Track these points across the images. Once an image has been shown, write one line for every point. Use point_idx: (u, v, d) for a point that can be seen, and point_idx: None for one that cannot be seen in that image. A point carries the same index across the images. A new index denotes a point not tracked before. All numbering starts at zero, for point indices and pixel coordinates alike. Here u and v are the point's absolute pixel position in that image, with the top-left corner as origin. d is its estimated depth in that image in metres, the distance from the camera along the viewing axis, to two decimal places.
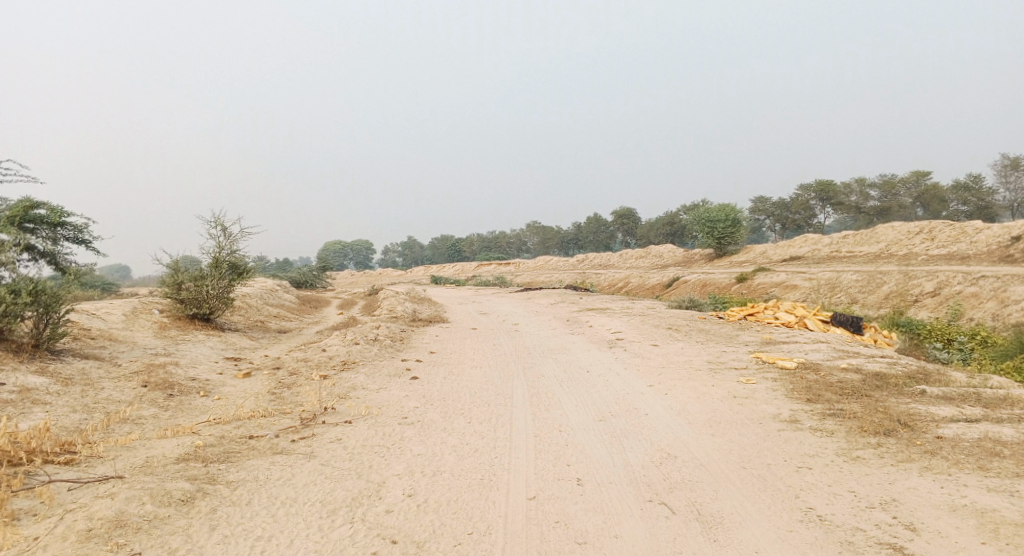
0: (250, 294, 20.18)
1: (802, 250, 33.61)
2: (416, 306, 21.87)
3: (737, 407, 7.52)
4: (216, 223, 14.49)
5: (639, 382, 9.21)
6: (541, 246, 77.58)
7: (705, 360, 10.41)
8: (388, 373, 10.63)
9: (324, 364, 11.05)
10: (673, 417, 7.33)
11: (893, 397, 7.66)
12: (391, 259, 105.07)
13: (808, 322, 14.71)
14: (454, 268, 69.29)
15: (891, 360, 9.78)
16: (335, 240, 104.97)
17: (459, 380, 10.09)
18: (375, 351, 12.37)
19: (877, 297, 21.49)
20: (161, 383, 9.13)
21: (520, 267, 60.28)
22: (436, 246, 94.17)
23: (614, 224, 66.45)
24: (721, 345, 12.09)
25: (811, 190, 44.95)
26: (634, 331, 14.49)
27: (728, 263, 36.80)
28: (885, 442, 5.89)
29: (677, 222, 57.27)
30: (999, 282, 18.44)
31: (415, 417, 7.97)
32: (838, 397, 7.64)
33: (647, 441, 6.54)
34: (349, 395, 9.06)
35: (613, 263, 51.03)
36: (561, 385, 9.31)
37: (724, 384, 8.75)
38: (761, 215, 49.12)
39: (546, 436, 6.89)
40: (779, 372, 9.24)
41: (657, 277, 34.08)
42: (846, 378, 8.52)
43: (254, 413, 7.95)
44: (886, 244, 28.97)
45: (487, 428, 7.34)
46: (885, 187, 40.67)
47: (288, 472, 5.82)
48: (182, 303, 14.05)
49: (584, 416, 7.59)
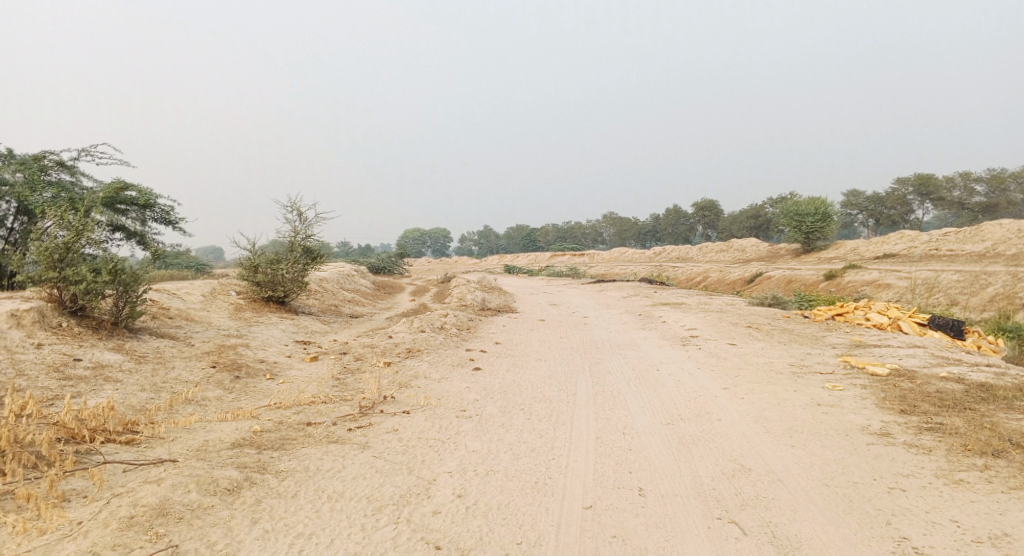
0: (326, 279, 20.69)
1: (897, 247, 31.23)
2: (487, 295, 21.79)
3: (821, 416, 6.84)
4: (292, 208, 14.84)
5: (713, 384, 8.62)
6: (616, 237, 76.31)
7: (786, 363, 9.66)
8: (451, 363, 10.51)
9: (388, 351, 11.04)
10: (748, 424, 6.76)
11: (1002, 411, 6.72)
12: (466, 248, 106.40)
13: (903, 324, 13.47)
14: (528, 258, 69.34)
15: (999, 369, 8.70)
16: (414, 229, 107.36)
17: (522, 373, 9.81)
18: (439, 340, 12.27)
19: (981, 299, 19.58)
20: (230, 365, 9.39)
21: (595, 258, 59.51)
22: (511, 236, 94.52)
23: (693, 217, 64.36)
24: (804, 347, 11.22)
25: (909, 184, 41.79)
26: (709, 329, 13.75)
27: (814, 259, 34.78)
28: (995, 465, 5.02)
29: (761, 216, 54.75)
30: None
31: (473, 410, 7.75)
32: (936, 408, 6.79)
33: (719, 449, 6.03)
34: (410, 384, 8.96)
35: (691, 256, 49.41)
36: (628, 384, 8.86)
37: (807, 390, 8.03)
38: (852, 209, 46.14)
39: (607, 439, 6.49)
40: (869, 379, 8.41)
41: (736, 271, 32.63)
42: (947, 388, 7.60)
43: (314, 399, 7.98)
44: (995, 242, 26.42)
45: (546, 426, 7.02)
46: (994, 182, 37.23)
47: (338, 463, 5.73)
48: (258, 286, 14.49)
49: (651, 418, 7.14)
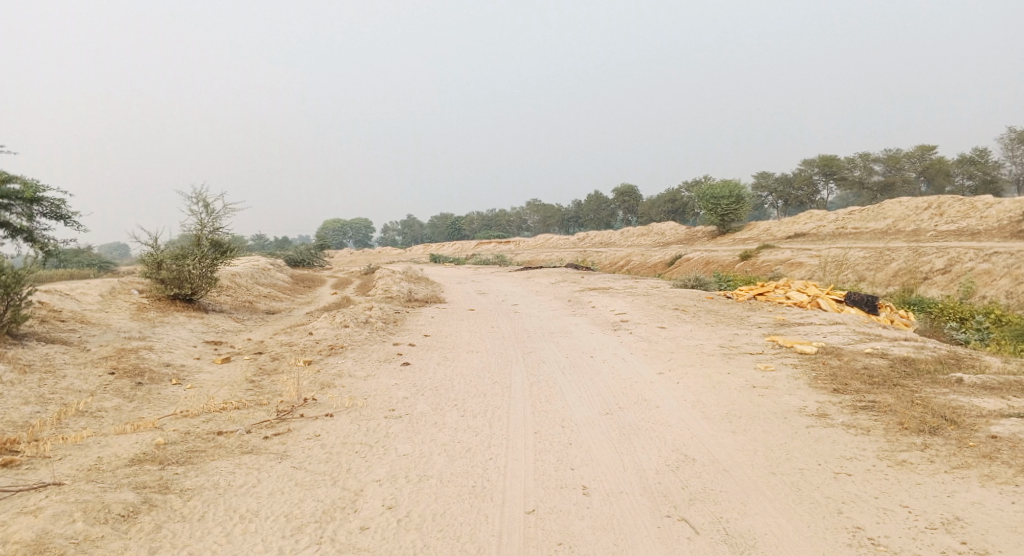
0: (240, 274, 19.43)
1: (806, 227, 32.73)
2: (413, 286, 21.14)
3: (758, 399, 6.80)
4: (198, 199, 13.71)
5: (648, 369, 8.51)
6: (541, 223, 76.68)
7: (718, 345, 9.70)
8: (378, 358, 9.95)
9: (309, 349, 10.34)
10: (687, 410, 6.65)
11: (927, 384, 6.88)
12: (390, 238, 104.30)
13: (821, 301, 13.94)
14: (454, 246, 68.65)
15: (917, 343, 9.01)
16: (335, 220, 104.15)
17: (454, 367, 9.38)
18: (364, 334, 11.64)
19: (885, 274, 20.69)
20: (131, 370, 8.47)
21: (521, 245, 59.54)
22: (436, 224, 93.35)
23: (615, 201, 65.48)
24: (733, 327, 11.35)
25: (814, 165, 43.96)
26: (639, 312, 13.75)
27: (730, 241, 35.99)
28: (933, 443, 5.05)
29: (680, 199, 56.31)
30: (1014, 258, 17.53)
31: (403, 409, 7.27)
32: (867, 386, 6.88)
33: (660, 439, 5.85)
34: (334, 384, 8.36)
35: (614, 241, 50.23)
36: (563, 373, 8.62)
37: (741, 372, 8.02)
38: (764, 192, 48.13)
39: (546, 433, 6.20)
40: (799, 358, 8.52)
41: (659, 255, 33.30)
42: (873, 365, 7.75)
43: (226, 405, 7.27)
44: (894, 219, 28.11)
45: (482, 423, 6.64)
46: (890, 162, 39.68)
47: (253, 478, 5.14)
48: (163, 283, 13.33)
49: (589, 408, 6.91)
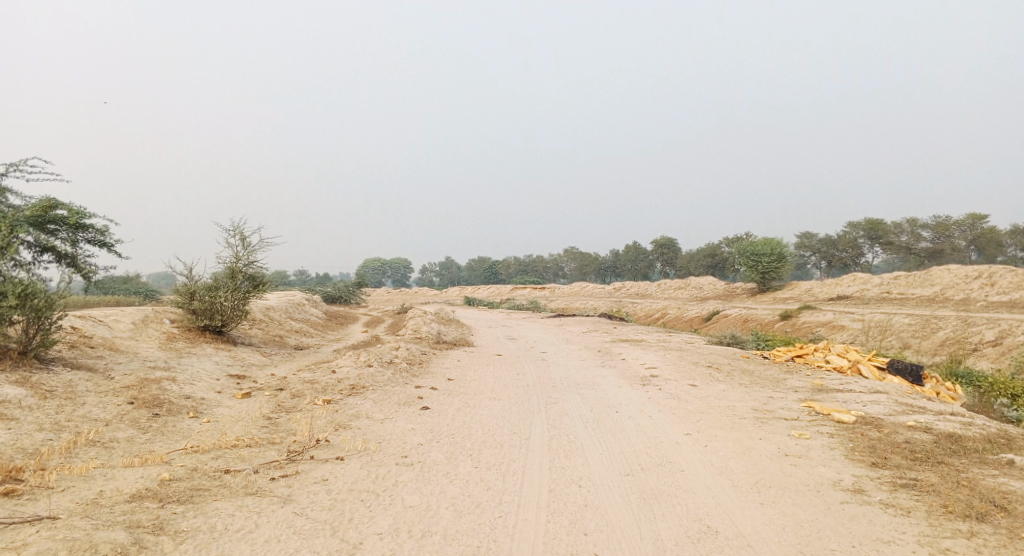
0: (274, 308, 19.69)
1: (849, 289, 31.77)
2: (443, 328, 21.08)
3: (789, 469, 6.37)
4: (234, 232, 14.02)
5: (674, 429, 8.13)
6: (578, 272, 76.54)
7: (750, 408, 9.25)
8: (398, 401, 9.78)
9: (330, 387, 10.24)
10: (712, 476, 6.26)
11: (974, 464, 6.35)
12: (427, 279, 105.34)
13: (862, 367, 13.31)
14: (489, 290, 68.85)
15: (965, 419, 8.41)
16: (375, 258, 105.96)
17: (474, 414, 9.15)
18: (387, 375, 11.51)
19: (932, 343, 19.79)
20: (150, 400, 8.48)
21: (556, 292, 59.35)
22: (473, 267, 94.05)
23: (653, 254, 65.08)
24: (767, 390, 10.87)
25: (859, 228, 43.02)
26: (669, 368, 13.33)
27: (769, 299, 35.15)
28: (981, 531, 4.58)
29: (719, 254, 55.62)
30: None
31: (416, 456, 7.05)
32: (909, 462, 6.39)
33: (682, 506, 5.50)
34: (349, 425, 8.21)
35: (651, 293, 49.64)
36: (586, 427, 8.30)
37: (773, 438, 7.58)
38: (806, 252, 47.17)
39: (561, 493, 5.90)
40: (835, 427, 8.04)
41: (695, 309, 32.66)
42: (917, 439, 7.23)
43: (238, 441, 7.18)
44: (942, 287, 27.08)
45: (495, 477, 6.37)
46: (939, 229, 38.53)
47: (250, 522, 5.07)
48: (195, 314, 13.55)
49: (609, 468, 6.58)
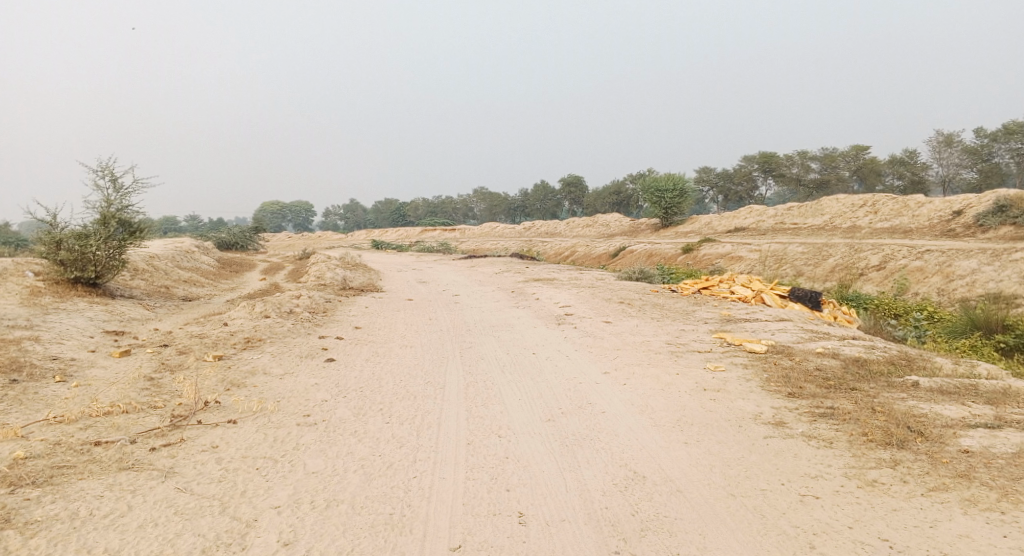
0: (158, 257, 17.88)
1: (747, 221, 33.09)
2: (349, 273, 20.01)
3: (711, 404, 6.28)
4: (104, 172, 12.29)
5: (593, 368, 7.92)
6: (487, 212, 75.97)
7: (666, 342, 9.21)
8: (300, 354, 8.99)
9: (223, 342, 9.28)
10: (635, 416, 6.06)
11: (883, 387, 6.46)
12: (332, 222, 101.28)
13: (766, 296, 13.71)
14: (397, 233, 67.08)
15: (866, 342, 8.71)
16: (273, 202, 100.25)
17: (384, 364, 8.57)
18: (287, 326, 10.62)
19: (823, 269, 20.88)
20: (5, 364, 7.28)
21: (466, 233, 58.56)
22: (379, 210, 91.18)
23: (562, 192, 65.37)
24: (680, 323, 10.92)
25: (754, 161, 44.78)
26: (584, 305, 13.19)
27: (673, 233, 36.12)
28: (903, 460, 4.58)
29: (625, 191, 56.57)
30: (944, 256, 17.82)
31: (320, 415, 6.41)
32: (823, 390, 6.45)
33: (606, 451, 5.26)
34: (243, 384, 7.40)
35: (560, 231, 49.99)
36: (503, 372, 7.92)
37: (691, 372, 7.51)
38: (705, 186, 48.77)
39: (480, 445, 5.52)
40: (749, 358, 8.09)
41: (603, 245, 33.06)
42: (826, 366, 7.37)
43: (111, 408, 6.23)
44: (830, 216, 28.64)
45: (408, 432, 5.88)
46: (826, 160, 40.54)
47: (121, 503, 4.33)
48: (61, 266, 11.93)
49: (529, 414, 6.26)
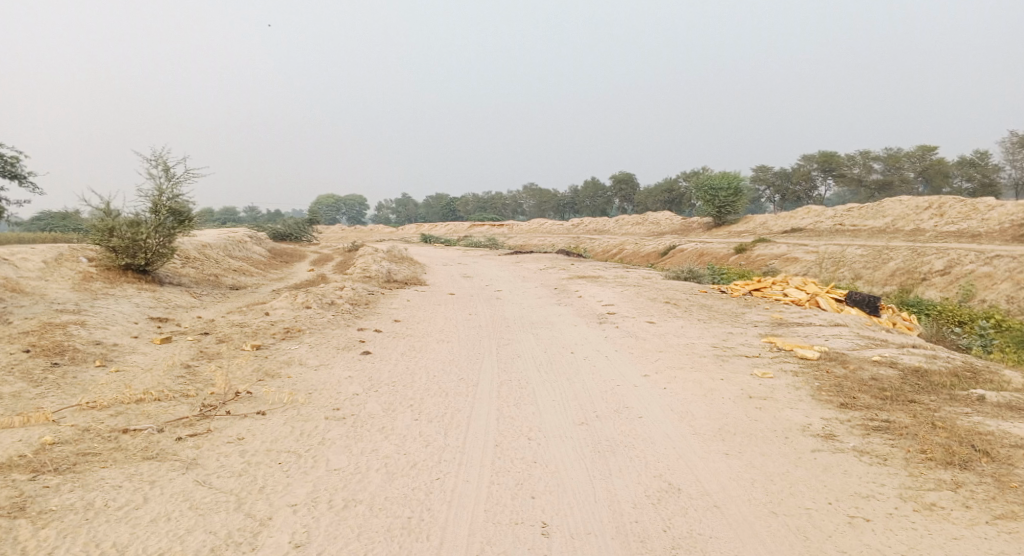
0: (211, 246, 18.35)
1: (803, 222, 31.85)
2: (394, 266, 20.12)
3: (754, 413, 5.91)
4: (156, 161, 12.63)
5: (632, 370, 7.62)
6: (536, 208, 75.75)
7: (710, 345, 8.80)
8: (336, 346, 8.99)
9: (262, 332, 9.36)
10: (673, 423, 5.76)
11: (945, 400, 5.95)
12: (384, 216, 102.95)
13: (820, 299, 13.05)
14: (446, 227, 67.59)
15: (928, 352, 8.11)
16: (328, 195, 102.47)
17: (419, 358, 8.46)
18: (327, 317, 10.65)
19: (883, 273, 19.83)
20: (51, 348, 7.51)
21: (514, 229, 58.53)
22: (430, 204, 92.13)
23: (612, 189, 64.54)
24: (727, 325, 10.46)
25: (813, 160, 43.13)
26: (627, 304, 12.83)
27: (725, 233, 35.12)
28: (966, 482, 4.15)
29: (676, 189, 55.44)
30: (1018, 262, 16.63)
31: (349, 409, 6.33)
32: (879, 401, 5.98)
33: (640, 459, 5.00)
34: (277, 375, 7.40)
35: (609, 229, 49.33)
36: (538, 371, 7.71)
37: (735, 378, 7.11)
38: (760, 185, 47.27)
39: (509, 448, 5.34)
40: (798, 365, 7.64)
41: (652, 244, 32.39)
42: (883, 375, 6.86)
43: (144, 395, 6.31)
44: (893, 218, 27.25)
45: (436, 431, 5.74)
46: (890, 160, 38.61)
47: (139, 495, 4.37)
48: (114, 253, 12.32)
49: (562, 416, 6.03)
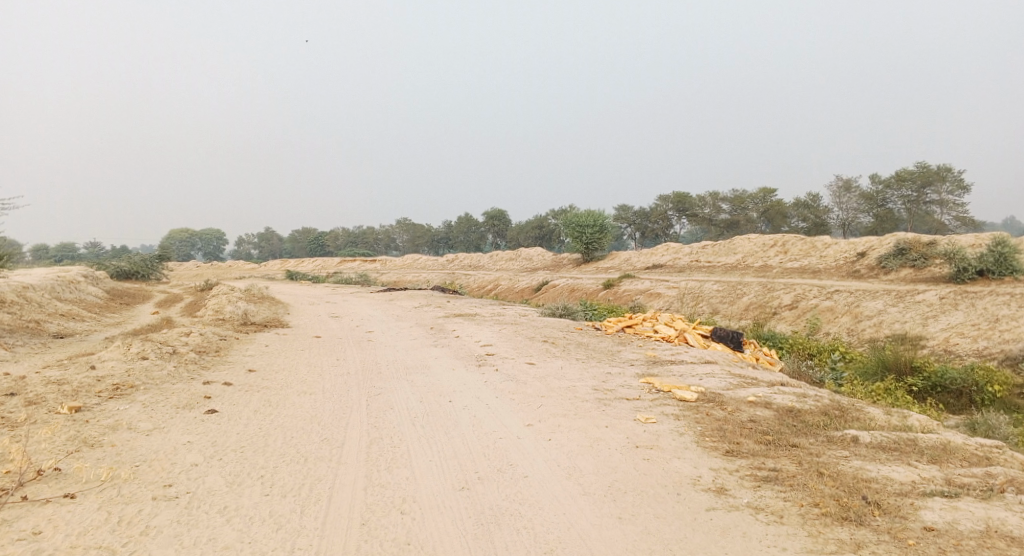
0: (30, 287, 15.66)
1: (664, 258, 33.68)
2: (253, 306, 18.38)
3: (643, 465, 5.60)
4: None
5: (514, 420, 7.11)
6: (410, 244, 74.78)
7: (593, 388, 8.53)
8: (176, 404, 7.67)
9: (84, 390, 7.79)
10: (561, 482, 5.30)
11: (822, 443, 6.03)
12: (246, 251, 96.64)
13: (689, 336, 13.42)
14: (314, 263, 64.49)
15: (796, 390, 8.34)
16: (181, 229, 94.70)
17: (276, 416, 7.39)
18: (168, 370, 9.19)
19: (739, 307, 21.15)
20: None
21: (387, 264, 57.04)
22: (296, 239, 87.75)
23: (485, 226, 65.18)
24: (606, 365, 10.31)
25: (669, 201, 46.19)
26: (506, 345, 12.40)
27: (594, 269, 36.26)
28: (866, 542, 4.14)
29: (547, 226, 57.02)
30: (853, 297, 18.36)
31: (183, 485, 5.23)
32: (763, 447, 5.91)
33: (528, 533, 4.54)
34: (98, 443, 6.05)
35: (483, 264, 49.48)
36: (414, 426, 6.98)
37: (620, 425, 6.81)
38: (623, 223, 49.82)
39: (377, 527, 4.63)
40: (681, 407, 7.53)
41: (526, 279, 32.60)
42: (760, 417, 6.89)
43: None
44: (744, 255, 29.47)
45: (291, 509, 4.86)
46: (737, 202, 42.15)
47: None
48: None
49: (440, 481, 5.37)
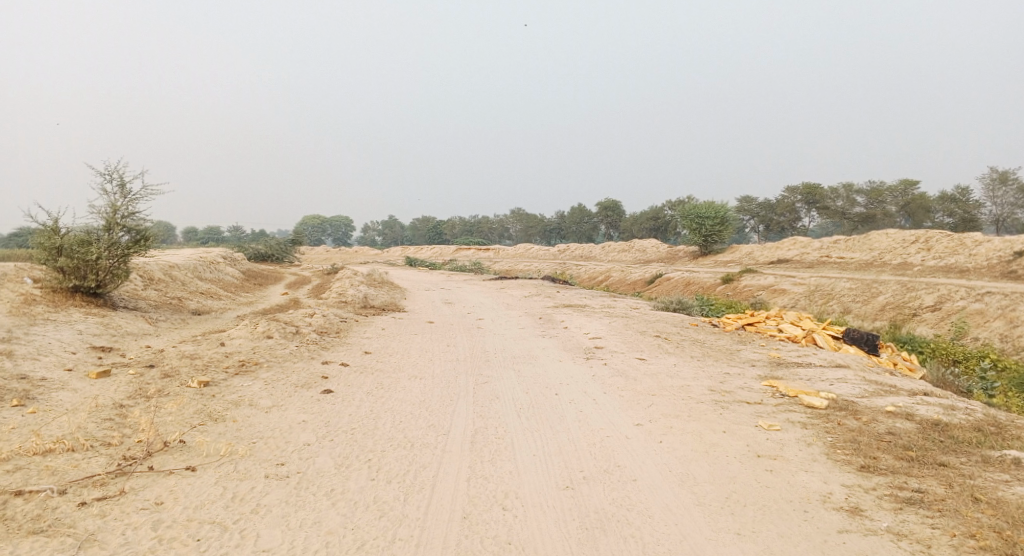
0: (177, 267, 17.24)
1: (790, 253, 31.51)
2: (371, 290, 19.16)
3: (765, 477, 5.09)
4: (112, 177, 11.65)
5: (623, 418, 6.78)
6: (523, 234, 75.45)
7: (709, 389, 7.98)
8: (295, 383, 8.02)
9: (213, 365, 8.37)
10: (673, 489, 4.94)
11: (977, 463, 5.22)
12: (370, 238, 101.90)
13: (817, 336, 12.34)
14: (432, 250, 66.73)
15: (943, 401, 7.33)
16: (314, 216, 101.50)
17: (387, 399, 7.54)
18: (289, 349, 9.69)
19: (873, 308, 19.28)
20: None
21: (501, 253, 57.88)
22: (416, 227, 91.34)
23: (598, 216, 64.38)
24: (723, 365, 9.66)
25: (796, 193, 43.18)
26: (615, 338, 12.01)
27: (712, 262, 34.66)
28: None
29: (662, 217, 55.28)
30: (1010, 299, 16.15)
31: (295, 464, 5.41)
32: (905, 465, 5.20)
33: (635, 544, 4.30)
34: (221, 418, 6.42)
35: (596, 255, 48.90)
36: (519, 418, 6.84)
37: (738, 431, 6.28)
38: (745, 215, 47.25)
39: (478, 523, 4.56)
40: (807, 415, 6.85)
41: (638, 272, 31.76)
42: (901, 430, 6.10)
43: (55, 445, 5.33)
44: (879, 252, 26.90)
45: (395, 496, 4.88)
46: (873, 194, 38.59)
47: None
48: (62, 273, 11.24)
49: (544, 477, 5.19)
